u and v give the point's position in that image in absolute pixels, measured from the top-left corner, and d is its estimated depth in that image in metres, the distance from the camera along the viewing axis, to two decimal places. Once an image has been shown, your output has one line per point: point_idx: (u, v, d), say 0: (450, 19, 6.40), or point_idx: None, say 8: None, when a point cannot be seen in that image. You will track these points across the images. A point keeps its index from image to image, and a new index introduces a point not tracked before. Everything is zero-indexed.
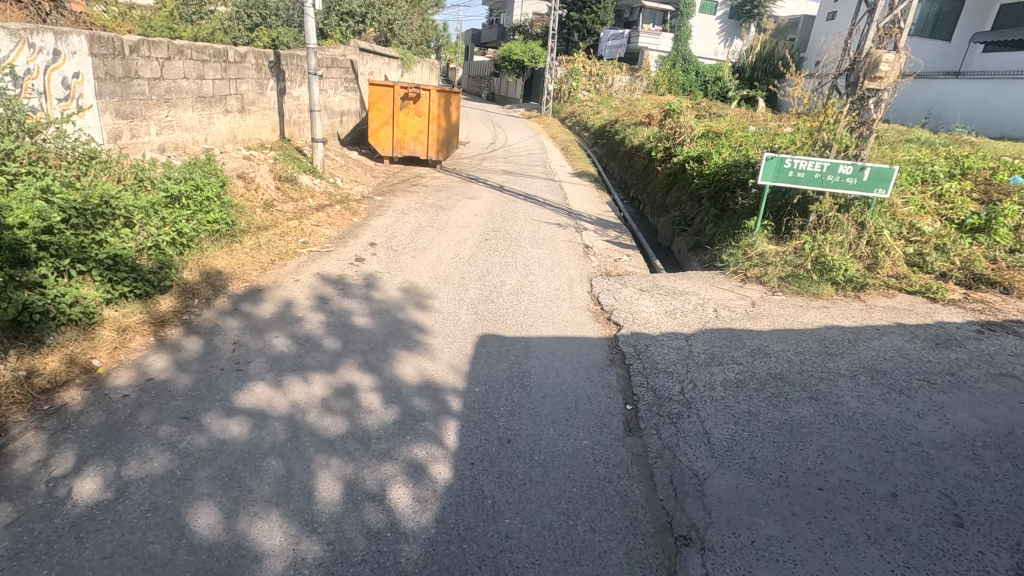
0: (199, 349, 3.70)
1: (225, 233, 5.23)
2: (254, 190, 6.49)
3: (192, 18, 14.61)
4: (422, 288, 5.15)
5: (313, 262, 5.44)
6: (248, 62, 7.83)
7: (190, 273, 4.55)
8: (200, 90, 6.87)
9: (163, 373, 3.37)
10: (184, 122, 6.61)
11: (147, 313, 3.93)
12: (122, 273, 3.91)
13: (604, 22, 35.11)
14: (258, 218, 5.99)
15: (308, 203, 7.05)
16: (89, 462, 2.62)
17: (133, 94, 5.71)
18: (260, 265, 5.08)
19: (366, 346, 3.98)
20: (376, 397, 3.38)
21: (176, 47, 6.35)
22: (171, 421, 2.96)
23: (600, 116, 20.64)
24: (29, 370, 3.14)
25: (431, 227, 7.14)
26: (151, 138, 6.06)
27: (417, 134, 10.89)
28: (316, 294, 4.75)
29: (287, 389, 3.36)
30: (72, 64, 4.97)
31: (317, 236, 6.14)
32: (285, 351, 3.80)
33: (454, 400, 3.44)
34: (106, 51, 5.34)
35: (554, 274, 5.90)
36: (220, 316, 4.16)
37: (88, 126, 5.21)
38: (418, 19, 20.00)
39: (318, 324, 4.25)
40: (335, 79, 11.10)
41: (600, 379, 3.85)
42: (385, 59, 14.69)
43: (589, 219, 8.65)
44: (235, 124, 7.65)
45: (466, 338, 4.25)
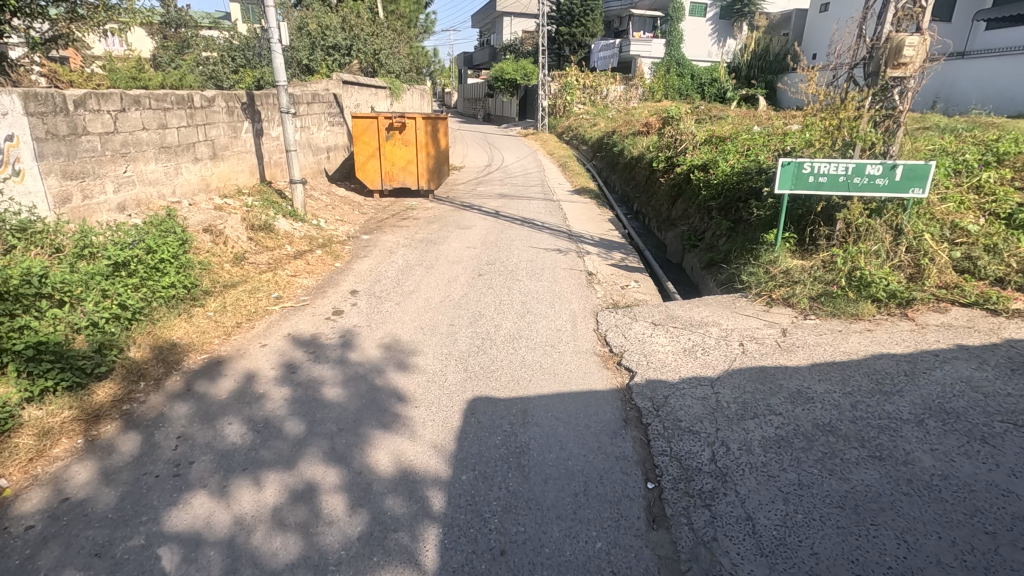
0: (136, 449, 3.11)
1: (184, 297, 4.70)
2: (223, 243, 5.99)
3: (175, 64, 14.36)
4: (405, 343, 4.55)
5: (284, 321, 4.87)
6: (217, 105, 7.38)
7: (139, 350, 4.02)
8: (163, 140, 6.43)
9: (85, 489, 2.80)
10: (147, 176, 6.17)
11: (79, 407, 3.38)
12: (46, 364, 3.40)
13: (594, 33, 35.03)
14: (226, 275, 5.48)
15: (286, 251, 6.52)
16: None
17: (81, 152, 5.28)
18: (223, 330, 4.53)
19: (335, 426, 3.37)
20: (340, 501, 2.76)
21: (130, 97, 5.89)
22: (77, 563, 2.36)
23: (597, 128, 20.21)
24: None
25: (419, 266, 6.58)
26: (108, 197, 5.62)
27: (406, 164, 10.42)
28: (283, 361, 4.16)
29: (234, 498, 2.76)
30: (5, 125, 4.52)
31: (292, 289, 5.59)
32: (238, 442, 3.20)
33: (436, 496, 2.82)
34: (45, 109, 4.91)
35: (555, 311, 5.28)
36: (168, 401, 3.57)
37: (28, 192, 4.75)
38: (405, 47, 19.80)
39: (281, 400, 3.65)
40: (319, 114, 10.69)
41: (613, 449, 3.20)
42: (372, 89, 14.34)
43: (591, 240, 8.05)
44: (207, 171, 7.20)
45: (453, 405, 3.63)
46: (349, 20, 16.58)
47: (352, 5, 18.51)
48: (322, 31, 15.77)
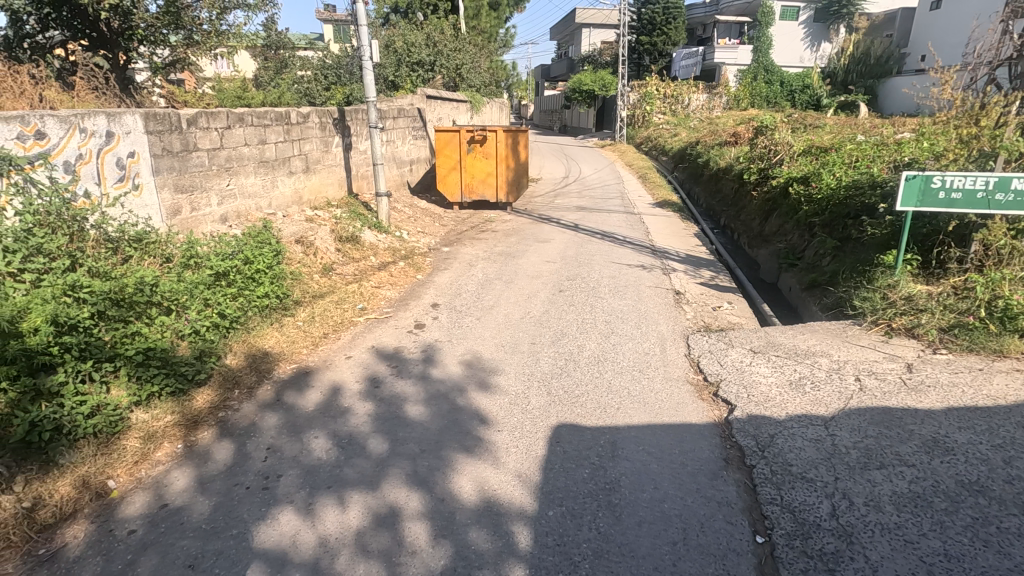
0: (229, 458, 3.17)
1: (276, 307, 4.87)
2: (313, 254, 6.21)
3: (275, 83, 15.37)
4: (486, 360, 4.44)
5: (369, 333, 4.92)
6: (312, 121, 7.71)
7: (235, 358, 4.17)
8: (262, 155, 6.77)
9: (182, 497, 2.87)
10: (247, 189, 6.52)
11: (180, 413, 3.51)
12: (152, 370, 3.57)
13: (676, 42, 34.20)
14: (315, 285, 5.65)
15: (370, 263, 6.66)
16: None
17: (191, 167, 5.64)
18: (312, 340, 4.63)
19: (418, 447, 3.29)
20: (423, 530, 2.66)
21: (235, 115, 6.24)
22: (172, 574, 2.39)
23: (679, 138, 19.56)
24: (34, 501, 2.73)
25: (498, 280, 6.50)
26: (212, 209, 5.98)
27: (485, 177, 10.48)
28: (367, 375, 4.17)
29: (319, 517, 2.73)
30: (127, 144, 4.92)
31: (376, 301, 5.67)
32: (323, 458, 3.19)
33: (521, 532, 2.65)
34: (163, 127, 5.29)
35: (641, 332, 5.00)
36: (259, 410, 3.65)
37: (145, 205, 5.14)
38: (486, 61, 20.15)
39: (365, 416, 3.63)
40: (404, 128, 10.99)
41: (714, 494, 2.90)
42: (454, 103, 14.63)
43: (676, 256, 7.67)
44: (301, 184, 7.54)
45: (537, 431, 3.46)
46: (434, 37, 17.08)
47: (437, 22, 19.09)
48: (408, 48, 16.36)
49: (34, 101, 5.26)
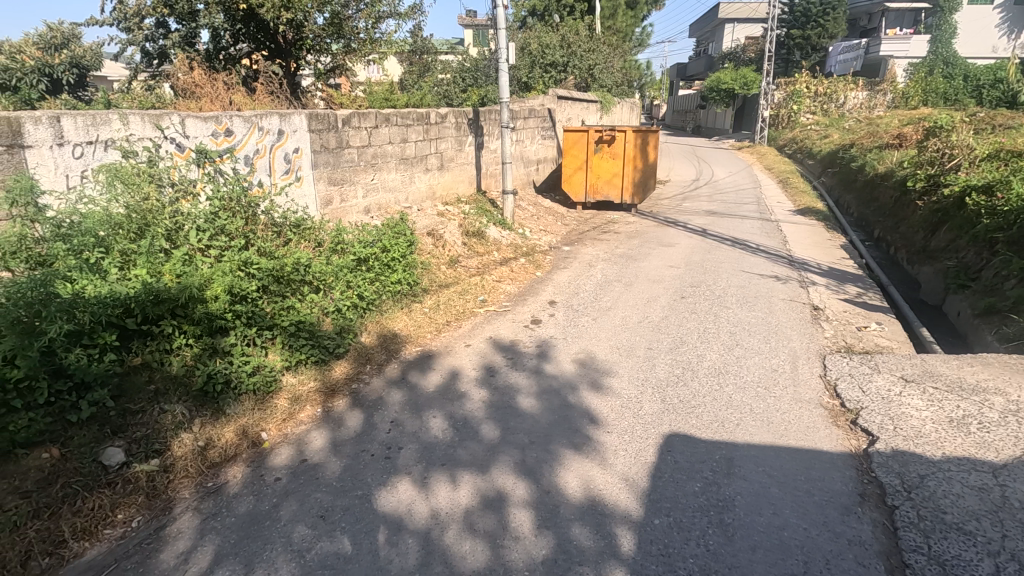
0: (359, 427, 3.50)
1: (407, 293, 5.26)
2: (441, 246, 6.61)
3: (419, 87, 16.48)
4: (600, 361, 4.42)
5: (487, 324, 5.12)
6: (448, 122, 8.17)
7: (369, 336, 4.58)
8: (403, 153, 7.31)
9: (318, 455, 3.22)
10: (388, 184, 7.09)
11: (321, 381, 3.94)
12: (301, 340, 4.04)
13: (834, 35, 31.08)
14: (441, 276, 6.00)
15: (493, 258, 6.92)
16: (220, 564, 2.46)
17: (343, 162, 6.27)
18: (435, 327, 4.93)
19: (526, 438, 3.37)
20: (527, 518, 2.73)
21: (383, 115, 6.80)
22: (306, 521, 2.70)
23: (830, 140, 17.78)
24: (206, 441, 3.23)
25: (618, 282, 6.41)
26: (358, 201, 6.60)
27: (611, 178, 10.36)
28: (484, 364, 4.35)
29: (432, 491, 2.91)
30: (293, 141, 5.62)
31: (497, 294, 5.87)
32: (439, 436, 3.39)
33: (625, 536, 2.61)
34: (322, 126, 5.94)
35: (770, 348, 4.65)
36: (386, 386, 3.97)
37: (304, 195, 5.84)
38: (619, 61, 19.88)
39: (479, 402, 3.80)
40: (533, 128, 11.22)
41: (844, 530, 2.62)
42: (584, 104, 14.63)
43: (817, 269, 7.01)
44: (435, 181, 8.03)
45: (647, 437, 3.38)
46: (568, 39, 17.20)
47: (573, 23, 19.23)
48: (542, 50, 16.64)
49: (225, 104, 6.17)
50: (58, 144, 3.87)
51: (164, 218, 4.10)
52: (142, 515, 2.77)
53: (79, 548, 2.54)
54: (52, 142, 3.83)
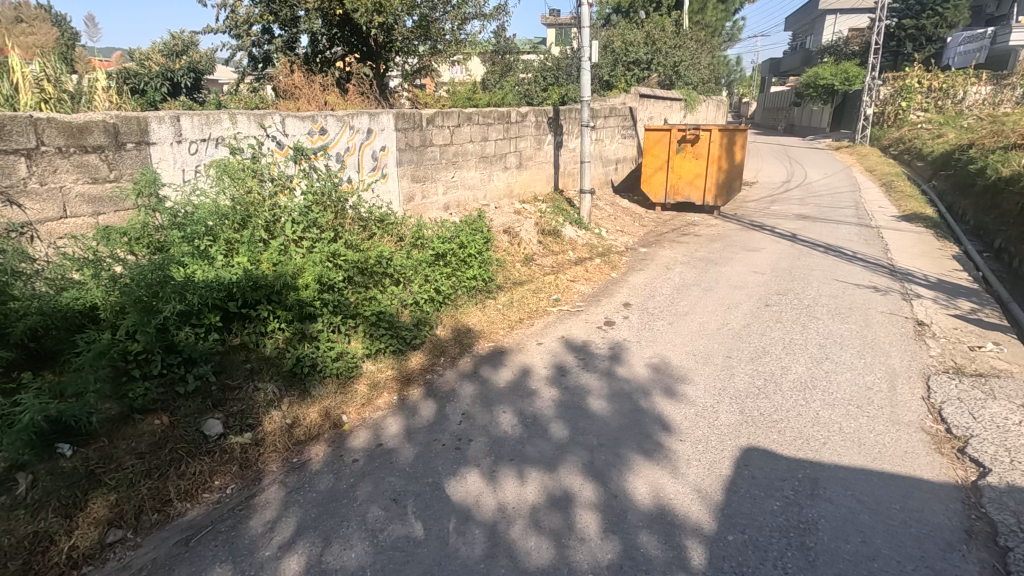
0: (431, 416, 3.61)
1: (482, 289, 5.36)
2: (516, 244, 6.68)
3: (500, 86, 16.66)
4: (675, 367, 4.29)
5: (560, 323, 5.11)
6: (528, 121, 8.22)
7: (444, 329, 4.71)
8: (483, 151, 7.44)
9: (393, 441, 3.35)
10: (468, 181, 7.24)
11: (397, 370, 4.10)
12: (382, 330, 4.23)
13: (953, 24, 28.23)
14: (516, 273, 6.05)
15: (568, 257, 6.88)
16: (302, 536, 2.63)
17: (426, 160, 6.49)
18: (508, 323, 4.98)
19: (596, 440, 3.34)
20: (594, 520, 2.70)
21: (465, 114, 6.95)
22: (380, 503, 2.83)
23: (945, 140, 16.18)
24: (293, 420, 3.45)
25: (696, 287, 6.18)
26: (438, 198, 6.80)
27: (693, 179, 9.99)
28: (555, 363, 4.34)
29: (500, 485, 2.95)
30: (381, 139, 5.89)
31: (570, 294, 5.84)
32: (508, 432, 3.43)
33: (695, 550, 2.52)
34: (408, 125, 6.16)
35: (864, 363, 4.31)
36: (459, 379, 4.07)
37: (388, 192, 6.10)
38: (707, 57, 19.13)
39: (550, 401, 3.80)
40: (614, 127, 11.05)
41: (946, 569, 2.39)
42: (668, 102, 14.21)
43: (923, 281, 6.40)
44: (513, 179, 8.11)
45: (723, 449, 3.24)
46: (653, 35, 16.76)
47: (659, 19, 18.71)
48: (626, 47, 16.34)
49: (320, 104, 6.57)
50: (177, 141, 4.27)
51: (264, 211, 4.42)
52: (236, 483, 3.00)
53: (182, 508, 2.79)
54: (172, 140, 4.23)
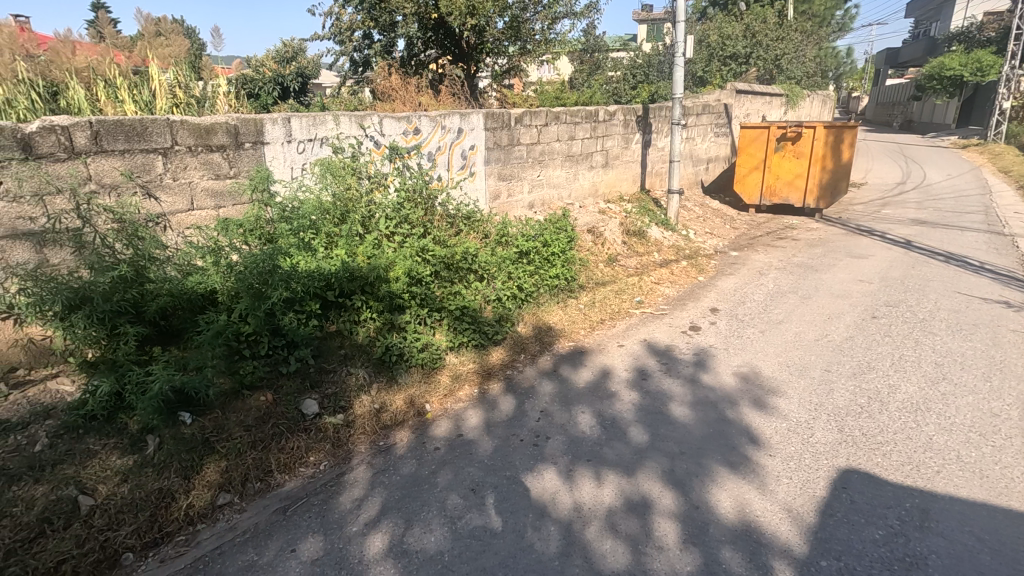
0: (510, 411, 3.66)
1: (564, 288, 5.35)
2: (600, 244, 6.61)
3: (588, 85, 16.51)
4: (766, 378, 4.06)
5: (642, 326, 5.00)
6: (616, 119, 8.08)
7: (525, 326, 4.76)
8: (569, 150, 7.41)
9: (473, 432, 3.44)
10: (553, 180, 7.26)
11: (479, 364, 4.20)
12: (465, 324, 4.34)
13: None
14: (599, 273, 5.99)
15: (653, 259, 6.70)
16: (386, 515, 2.76)
17: (513, 159, 6.57)
18: (589, 323, 4.94)
19: (677, 448, 3.23)
20: (673, 529, 2.62)
21: (553, 113, 6.95)
22: (459, 491, 2.91)
23: None
24: (380, 405, 3.63)
25: (793, 294, 5.80)
26: (524, 196, 6.88)
27: (792, 179, 9.36)
28: (637, 366, 4.25)
29: (576, 485, 2.94)
30: (470, 138, 6.05)
31: (655, 296, 5.68)
32: (587, 432, 3.40)
33: (783, 572, 2.38)
34: (497, 125, 6.27)
35: (990, 387, 3.85)
36: (539, 377, 4.09)
37: (475, 190, 6.25)
38: (813, 49, 17.87)
39: (630, 404, 3.73)
40: (706, 125, 10.61)
41: None
42: (767, 98, 13.43)
43: None
44: (598, 178, 8.03)
45: (817, 468, 3.03)
46: (753, 27, 15.89)
47: (760, 11, 17.71)
48: (722, 41, 15.65)
49: (414, 105, 6.86)
50: (288, 141, 4.62)
51: (361, 206, 4.68)
52: (328, 460, 3.21)
53: (281, 479, 3.03)
54: (283, 140, 4.59)
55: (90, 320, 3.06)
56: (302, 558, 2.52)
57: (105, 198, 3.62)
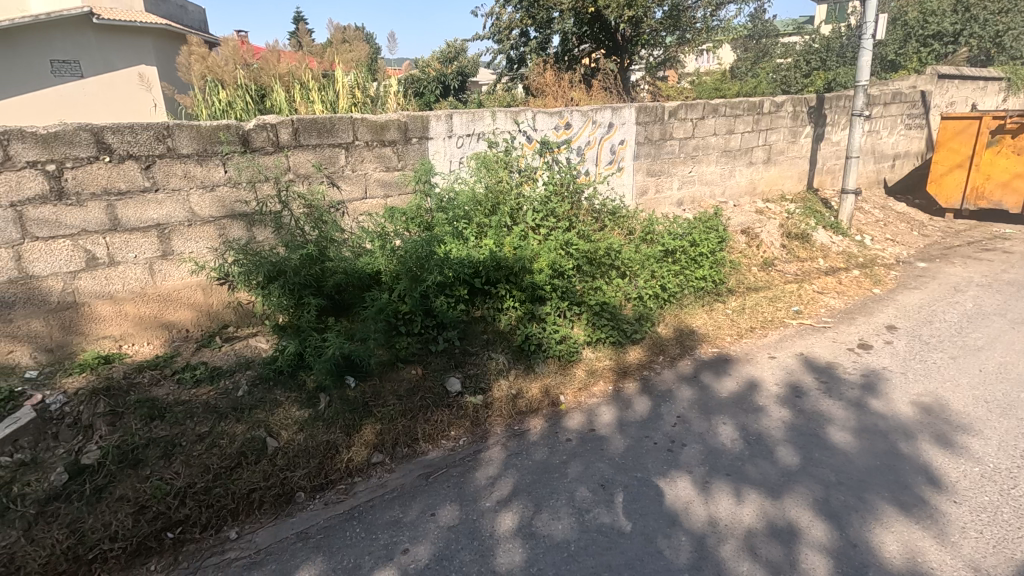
0: (646, 413, 3.58)
1: (710, 291, 5.07)
2: (755, 247, 6.15)
3: (752, 74, 15.28)
4: (955, 411, 3.47)
5: (800, 338, 4.55)
6: (784, 111, 7.39)
7: (666, 328, 4.61)
8: (727, 145, 6.96)
9: (605, 429, 3.42)
10: (706, 177, 6.88)
11: (615, 361, 4.15)
12: (603, 320, 4.31)
13: None
14: (751, 278, 5.57)
15: (817, 265, 6.05)
16: (517, 497, 2.87)
17: (664, 154, 6.36)
18: (737, 331, 4.63)
19: (834, 477, 2.91)
20: (823, 565, 2.38)
21: (711, 106, 6.57)
22: (588, 485, 2.92)
23: None
24: (517, 391, 3.77)
25: (999, 317, 4.86)
26: (673, 192, 6.62)
27: (1009, 180, 7.81)
28: (790, 382, 3.89)
29: (713, 498, 2.79)
30: (621, 133, 5.96)
31: (816, 307, 5.13)
32: (727, 446, 3.20)
33: None
34: (649, 119, 6.10)
35: None
36: (678, 381, 3.94)
37: (622, 185, 6.16)
38: None
39: (779, 421, 3.43)
40: (896, 115, 9.25)
41: None
42: (980, 83, 11.33)
43: None
44: (758, 175, 7.45)
45: (1020, 527, 2.53)
46: None
47: None
48: (923, 19, 13.54)
49: (566, 100, 6.94)
50: (449, 136, 4.95)
51: (510, 199, 4.86)
52: (467, 437, 3.42)
53: (425, 448, 3.29)
54: (445, 135, 4.93)
55: (283, 289, 3.59)
56: (440, 522, 2.72)
57: (299, 186, 4.20)
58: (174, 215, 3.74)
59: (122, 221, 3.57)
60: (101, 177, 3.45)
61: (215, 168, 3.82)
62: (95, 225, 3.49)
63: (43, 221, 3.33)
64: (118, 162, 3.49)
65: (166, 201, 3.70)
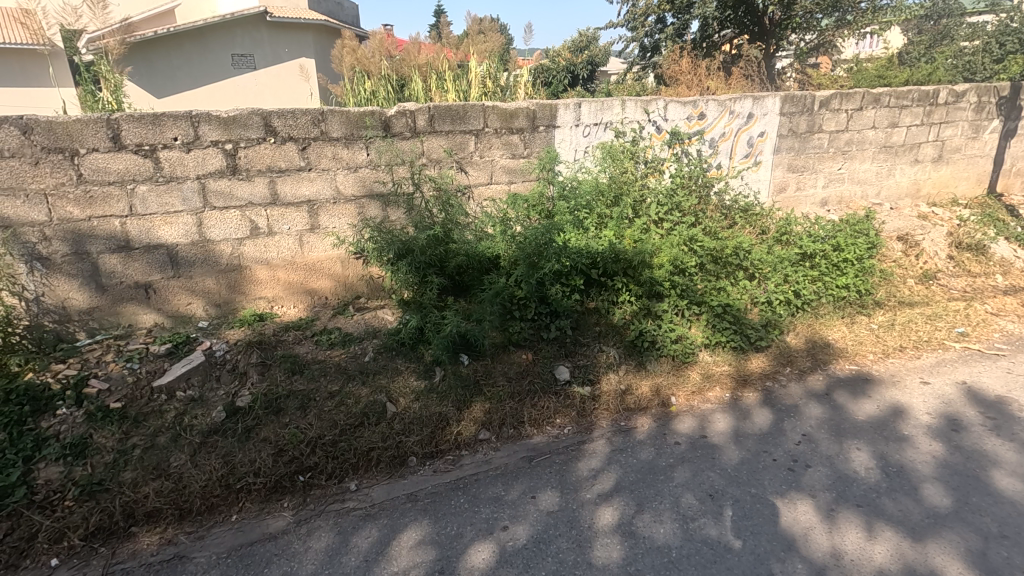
0: (766, 426, 3.32)
1: (853, 302, 4.56)
2: (914, 256, 5.43)
3: (926, 60, 13.33)
4: None
5: (963, 365, 3.94)
6: (966, 101, 6.37)
7: (796, 337, 4.24)
8: (887, 139, 6.17)
9: (719, 438, 3.24)
10: (858, 175, 6.18)
11: (734, 368, 3.89)
12: (725, 323, 4.06)
13: None
14: (906, 291, 4.93)
15: (994, 282, 5.18)
16: (619, 493, 2.82)
17: (809, 148, 5.81)
18: (882, 348, 4.13)
19: (996, 528, 2.50)
20: None
21: (872, 95, 5.85)
22: (695, 493, 2.79)
23: None
24: (626, 387, 3.69)
25: None
26: (816, 191, 6.05)
27: None
28: (946, 413, 3.39)
29: (840, 529, 2.53)
30: (761, 124, 5.53)
31: (987, 330, 4.39)
32: (862, 474, 2.88)
33: None
34: (796, 109, 5.59)
35: None
36: (806, 397, 3.60)
37: (758, 180, 5.74)
38: None
39: (928, 456, 3.01)
40: None
41: None
42: None
43: None
44: (923, 175, 6.55)
45: None
46: None
47: None
48: None
49: (701, 89, 6.59)
50: (576, 125, 4.90)
51: (634, 190, 4.75)
52: (572, 426, 3.41)
53: (530, 432, 3.34)
54: (572, 124, 4.89)
55: (409, 267, 3.82)
56: (539, 506, 2.76)
57: (431, 170, 4.43)
58: (322, 192, 4.13)
59: (281, 196, 4.01)
60: (266, 156, 3.89)
61: (359, 151, 4.14)
62: (260, 198, 3.96)
63: (219, 192, 3.83)
64: (280, 144, 3.91)
65: (317, 179, 4.08)
